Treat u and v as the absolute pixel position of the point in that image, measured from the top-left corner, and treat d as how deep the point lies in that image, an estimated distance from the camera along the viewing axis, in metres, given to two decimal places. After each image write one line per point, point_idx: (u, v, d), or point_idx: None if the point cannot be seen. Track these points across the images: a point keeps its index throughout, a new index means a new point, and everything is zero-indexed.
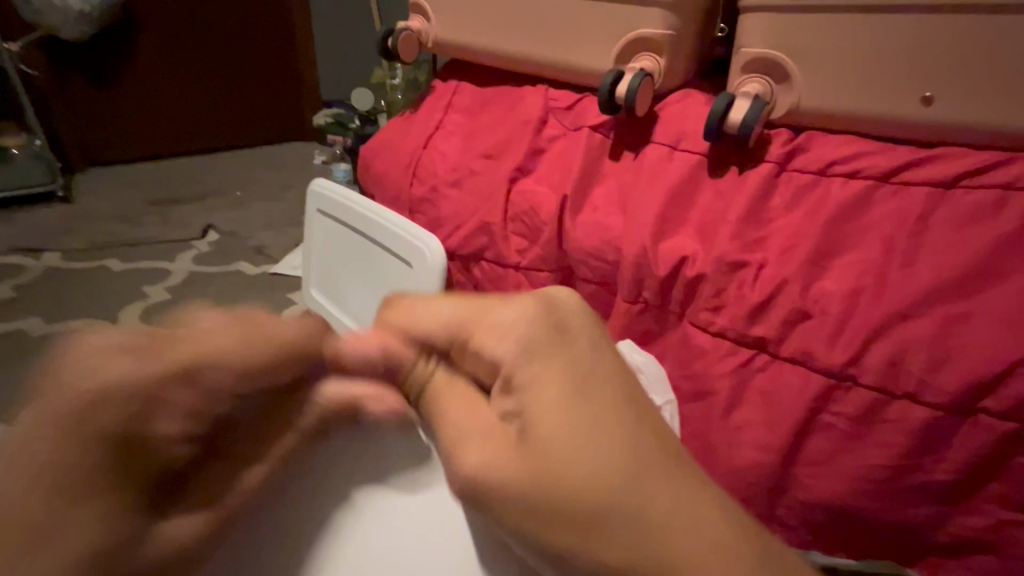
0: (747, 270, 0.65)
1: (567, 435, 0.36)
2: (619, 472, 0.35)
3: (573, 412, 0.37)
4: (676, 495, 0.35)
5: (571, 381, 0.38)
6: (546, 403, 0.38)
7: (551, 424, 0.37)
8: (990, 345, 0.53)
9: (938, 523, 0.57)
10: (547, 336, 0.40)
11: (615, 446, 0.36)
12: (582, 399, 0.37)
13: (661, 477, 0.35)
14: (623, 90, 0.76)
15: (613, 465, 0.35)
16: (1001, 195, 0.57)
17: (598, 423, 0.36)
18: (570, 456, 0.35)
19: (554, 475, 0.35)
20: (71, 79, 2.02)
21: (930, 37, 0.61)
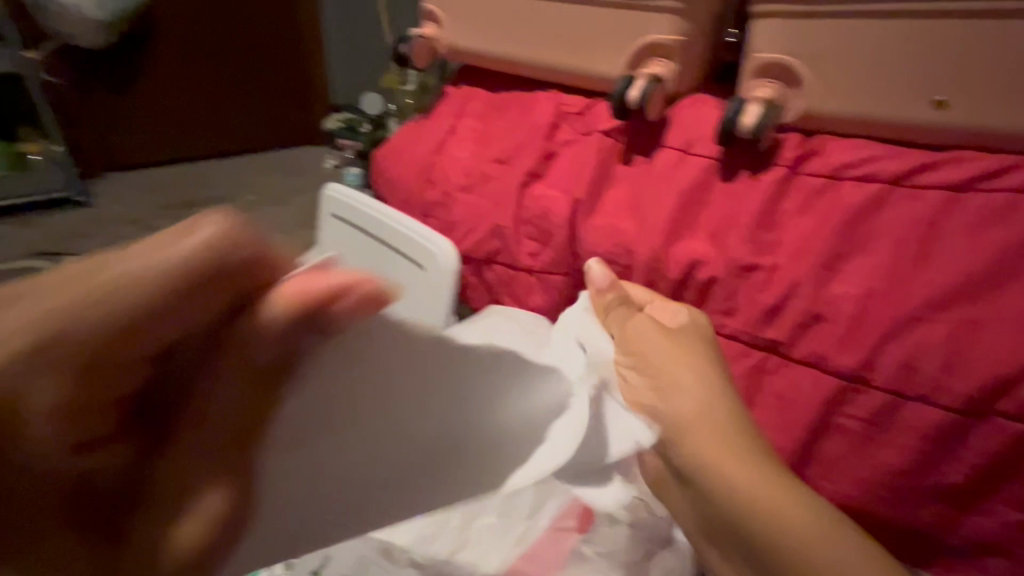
0: (759, 273, 0.66)
1: (694, 404, 0.50)
2: (724, 449, 0.49)
3: (698, 391, 0.51)
4: (766, 483, 0.48)
5: (688, 358, 0.53)
6: (646, 342, 0.54)
7: (658, 355, 0.53)
8: (1004, 348, 0.53)
9: (952, 526, 0.57)
10: (692, 328, 0.55)
11: (681, 383, 0.51)
12: (696, 383, 0.51)
13: (756, 464, 0.49)
14: (634, 95, 0.77)
15: (714, 437, 0.49)
16: (1014, 199, 0.58)
17: (714, 403, 0.51)
18: (697, 420, 0.50)
19: (688, 419, 0.50)
20: (89, 86, 2.07)
21: (942, 41, 0.62)
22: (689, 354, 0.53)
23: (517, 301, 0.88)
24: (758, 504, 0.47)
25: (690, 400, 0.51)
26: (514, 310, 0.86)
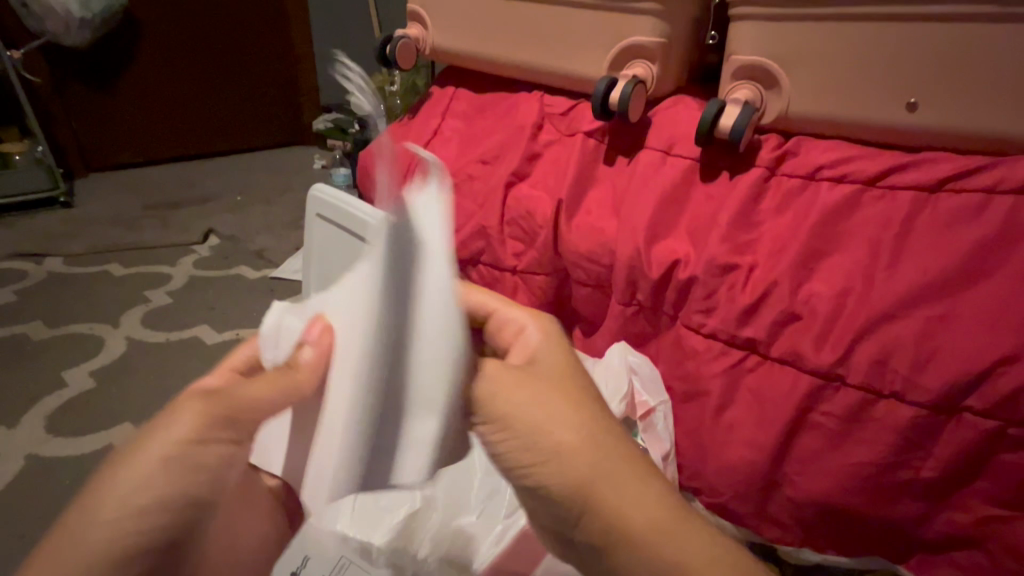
0: (738, 272, 0.67)
1: (564, 425, 0.48)
2: (607, 464, 0.46)
3: (570, 417, 0.48)
4: (648, 495, 0.46)
5: (567, 385, 0.50)
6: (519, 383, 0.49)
7: (530, 403, 0.48)
8: (973, 345, 0.54)
9: (924, 519, 0.58)
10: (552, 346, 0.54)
11: (566, 400, 0.49)
12: (575, 415, 0.48)
13: (634, 480, 0.46)
14: (616, 96, 0.78)
15: (580, 457, 0.46)
16: (984, 198, 0.59)
17: (586, 424, 0.48)
18: (569, 441, 0.47)
19: (539, 436, 0.47)
20: (71, 87, 2.03)
21: (914, 44, 0.63)
22: (567, 385, 0.50)
23: None
24: (608, 492, 0.45)
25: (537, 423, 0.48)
26: None
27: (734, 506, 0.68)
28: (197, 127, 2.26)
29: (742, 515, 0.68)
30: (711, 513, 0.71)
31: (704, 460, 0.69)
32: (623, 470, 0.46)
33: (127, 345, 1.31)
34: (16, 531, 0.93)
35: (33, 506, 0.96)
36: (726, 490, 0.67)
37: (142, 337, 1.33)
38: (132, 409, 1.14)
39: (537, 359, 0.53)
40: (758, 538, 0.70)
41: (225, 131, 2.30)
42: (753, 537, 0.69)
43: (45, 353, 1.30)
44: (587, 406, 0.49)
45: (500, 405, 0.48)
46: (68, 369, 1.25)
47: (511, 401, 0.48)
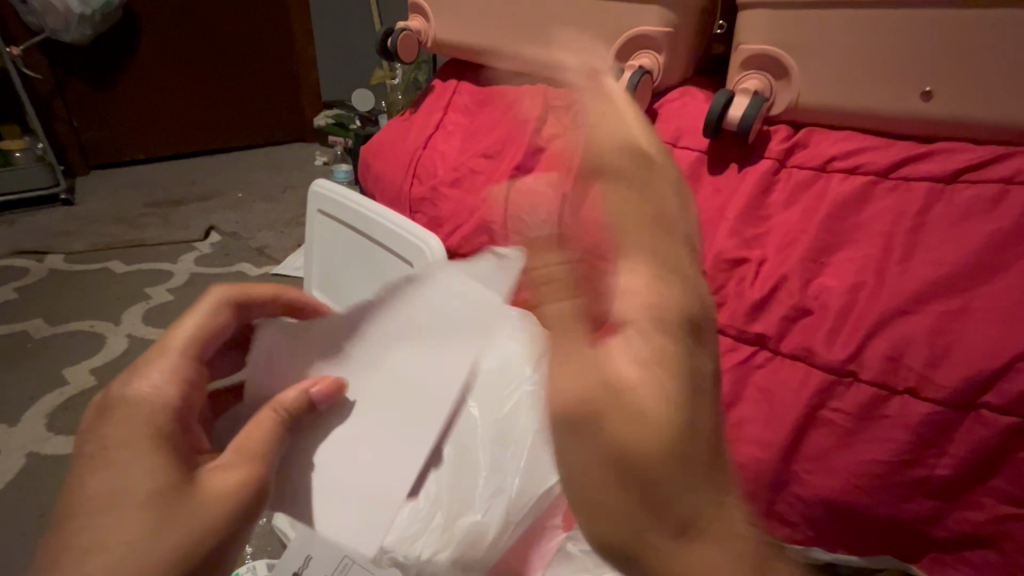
0: (746, 266, 0.65)
1: (653, 446, 0.33)
2: (684, 492, 0.33)
3: (653, 436, 0.33)
4: (718, 530, 0.34)
5: (668, 401, 0.33)
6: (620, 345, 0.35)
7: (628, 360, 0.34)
8: (989, 340, 0.52)
9: (938, 519, 0.57)
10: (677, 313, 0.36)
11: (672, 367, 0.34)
12: (662, 438, 0.33)
13: (707, 515, 0.33)
14: (622, 88, 0.76)
15: (659, 486, 0.33)
16: (1001, 190, 0.57)
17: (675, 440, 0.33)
18: (648, 460, 0.33)
19: (607, 452, 0.33)
20: (71, 83, 2.02)
21: (929, 31, 0.61)
22: (672, 390, 0.34)
23: None
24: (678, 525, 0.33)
25: (607, 438, 0.33)
26: None
27: None
28: (198, 123, 2.25)
29: None
30: None
31: None
32: (702, 501, 0.34)
33: (128, 343, 1.30)
34: (18, 530, 0.92)
35: (35, 504, 0.96)
36: None
37: (143, 334, 1.32)
38: None
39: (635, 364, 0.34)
40: None
41: (226, 127, 2.29)
42: None
43: (46, 349, 1.29)
44: (683, 425, 0.34)
45: (582, 417, 0.34)
46: (69, 366, 1.24)
47: (582, 408, 0.34)
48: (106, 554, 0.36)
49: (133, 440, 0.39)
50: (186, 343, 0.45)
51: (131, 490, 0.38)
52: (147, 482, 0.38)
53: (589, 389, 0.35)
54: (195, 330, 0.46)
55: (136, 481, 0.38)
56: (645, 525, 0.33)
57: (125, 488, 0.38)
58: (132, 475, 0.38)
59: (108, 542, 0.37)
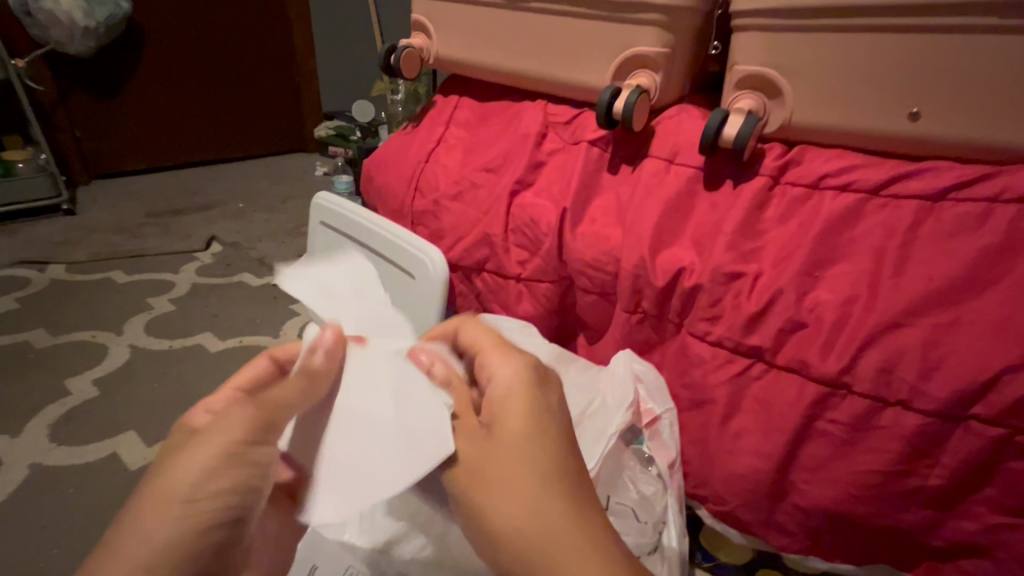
0: (743, 280, 0.67)
1: (524, 489, 0.42)
2: (559, 514, 0.41)
3: (532, 472, 0.43)
4: (597, 563, 0.40)
5: (524, 451, 0.44)
6: (506, 441, 0.44)
7: (507, 451, 0.44)
8: (979, 354, 0.54)
9: (932, 528, 0.58)
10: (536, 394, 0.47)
11: (529, 467, 0.43)
12: (531, 475, 0.43)
13: (573, 541, 0.40)
14: (621, 106, 0.78)
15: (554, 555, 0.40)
16: (988, 207, 0.59)
17: (536, 481, 0.42)
18: (523, 487, 0.42)
19: (487, 475, 0.44)
20: (73, 94, 2.03)
21: (914, 54, 0.63)
22: (543, 441, 0.45)
23: (505, 308, 0.89)
24: (548, 555, 0.40)
25: (493, 480, 0.43)
26: (504, 316, 0.87)
27: (741, 515, 0.68)
28: (198, 133, 2.27)
29: (747, 523, 0.68)
30: (718, 522, 0.72)
31: (710, 469, 0.69)
32: (569, 530, 0.41)
33: (130, 353, 1.31)
34: (22, 542, 0.93)
35: (37, 517, 0.96)
36: (733, 499, 0.67)
37: (146, 344, 1.33)
38: (135, 417, 1.14)
39: (500, 417, 0.46)
40: (765, 546, 0.70)
41: (226, 137, 2.32)
42: (760, 544, 0.69)
43: (48, 361, 1.29)
44: (553, 454, 0.44)
45: (471, 452, 0.45)
46: (71, 376, 1.25)
47: (475, 449, 0.45)
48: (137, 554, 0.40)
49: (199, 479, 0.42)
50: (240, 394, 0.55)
51: (171, 489, 0.41)
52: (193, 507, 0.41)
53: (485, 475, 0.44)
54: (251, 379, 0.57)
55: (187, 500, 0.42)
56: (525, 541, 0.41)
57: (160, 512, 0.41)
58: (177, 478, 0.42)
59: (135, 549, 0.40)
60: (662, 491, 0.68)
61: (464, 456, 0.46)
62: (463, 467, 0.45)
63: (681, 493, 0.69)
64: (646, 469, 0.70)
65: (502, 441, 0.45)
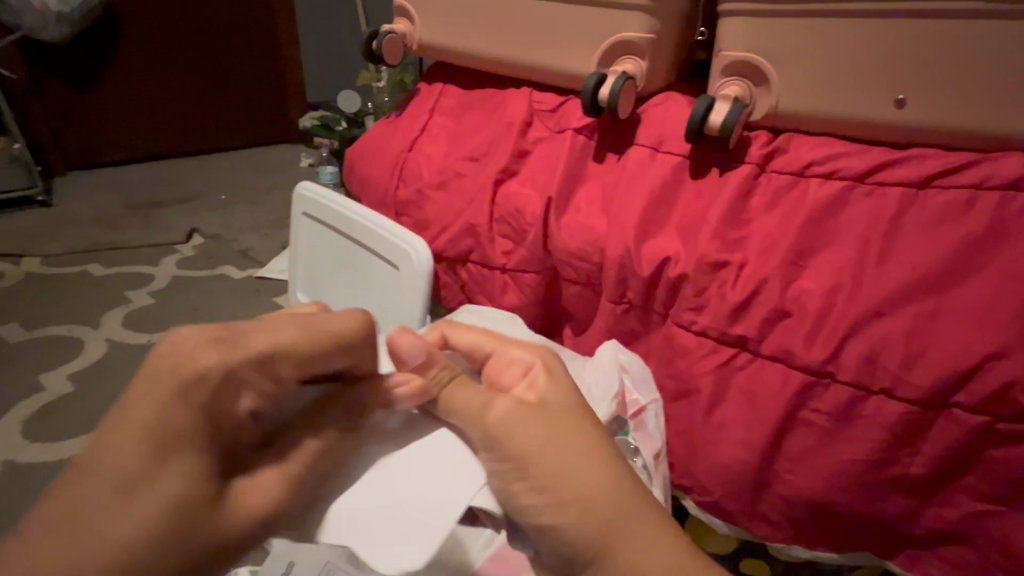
0: (729, 270, 0.66)
1: (585, 460, 0.47)
2: (619, 499, 0.45)
3: (584, 460, 0.46)
4: (640, 515, 0.46)
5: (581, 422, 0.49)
6: (552, 428, 0.48)
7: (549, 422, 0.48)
8: (961, 342, 0.54)
9: (914, 516, 0.58)
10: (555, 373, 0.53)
11: (576, 440, 0.47)
12: (597, 472, 0.46)
13: (639, 532, 0.45)
14: (606, 93, 0.77)
15: (605, 509, 0.45)
16: (972, 195, 0.59)
17: (591, 470, 0.46)
18: (587, 490, 0.45)
19: (551, 468, 0.46)
20: (49, 83, 1.98)
21: (900, 40, 0.63)
22: (576, 422, 0.49)
23: (490, 300, 0.88)
24: (622, 542, 0.44)
25: (553, 464, 0.46)
26: (489, 308, 0.85)
27: (725, 505, 0.67)
28: (179, 123, 2.21)
29: (732, 513, 0.68)
30: (702, 512, 0.71)
31: (695, 459, 0.68)
32: (630, 522, 0.45)
33: (108, 347, 1.28)
34: None
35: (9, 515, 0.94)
36: (717, 489, 0.67)
37: (124, 338, 1.30)
38: None
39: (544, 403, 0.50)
40: (750, 536, 0.70)
41: (208, 127, 2.27)
42: (744, 535, 0.69)
43: (21, 356, 1.26)
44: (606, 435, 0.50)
45: (518, 446, 0.47)
46: (46, 371, 1.22)
47: (520, 438, 0.47)
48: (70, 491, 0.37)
49: (141, 427, 0.38)
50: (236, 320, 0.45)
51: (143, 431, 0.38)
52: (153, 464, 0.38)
53: (531, 464, 0.46)
54: (282, 342, 0.44)
55: (123, 455, 0.38)
56: (599, 537, 0.44)
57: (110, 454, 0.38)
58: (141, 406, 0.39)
59: (85, 493, 0.37)
60: (648, 482, 0.65)
61: (505, 471, 0.47)
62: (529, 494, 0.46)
63: (664, 485, 0.67)
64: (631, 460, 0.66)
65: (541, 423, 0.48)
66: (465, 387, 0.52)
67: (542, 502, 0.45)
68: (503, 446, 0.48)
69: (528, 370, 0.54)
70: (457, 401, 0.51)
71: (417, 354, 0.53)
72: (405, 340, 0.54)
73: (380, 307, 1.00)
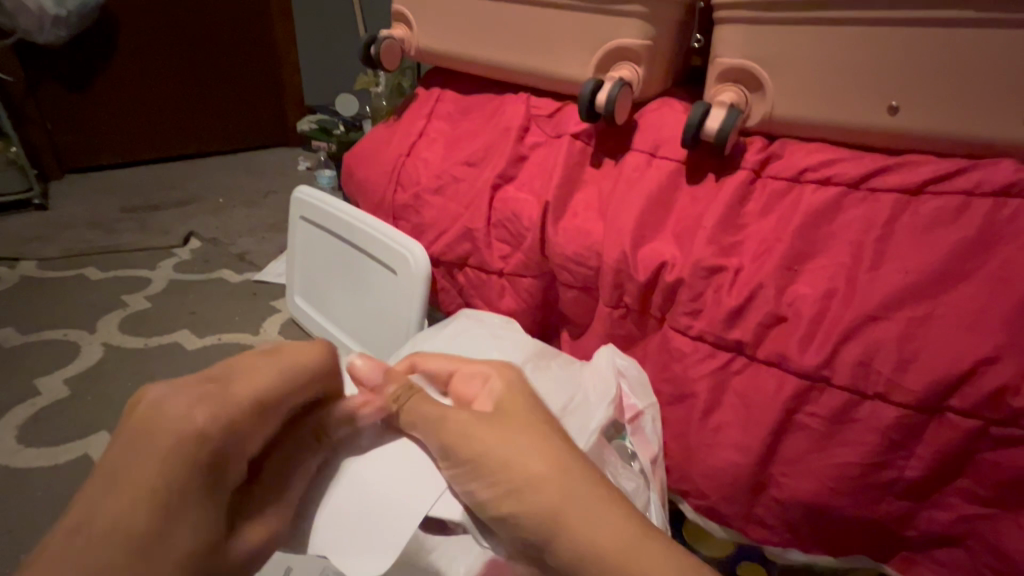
0: (724, 274, 0.67)
1: (527, 450, 0.47)
2: (562, 482, 0.45)
3: (527, 452, 0.47)
4: (588, 494, 0.44)
5: (530, 416, 0.50)
6: (496, 428, 0.49)
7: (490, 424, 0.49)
8: (953, 346, 0.54)
9: (908, 519, 0.59)
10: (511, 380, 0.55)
11: (517, 435, 0.48)
12: (538, 462, 0.46)
13: (582, 510, 0.44)
14: (602, 99, 0.77)
15: (546, 493, 0.44)
16: (964, 200, 0.60)
17: (533, 458, 0.46)
18: (529, 477, 0.45)
19: (494, 463, 0.47)
20: (45, 86, 1.97)
21: (893, 47, 0.63)
22: (521, 420, 0.50)
23: (487, 304, 0.88)
24: (567, 522, 0.43)
25: (494, 456, 0.47)
26: (486, 312, 0.86)
27: (722, 509, 0.68)
28: (176, 126, 2.21)
29: (729, 517, 0.68)
30: (699, 516, 0.72)
31: (691, 463, 0.69)
32: (575, 502, 0.44)
33: (104, 351, 1.27)
34: None
35: (4, 521, 0.93)
36: (713, 493, 0.67)
37: (120, 343, 1.29)
38: (109, 418, 1.11)
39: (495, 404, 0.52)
40: (746, 540, 0.70)
41: (205, 130, 2.27)
42: (740, 538, 0.69)
43: (17, 360, 1.25)
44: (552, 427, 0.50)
45: (467, 446, 0.49)
46: (42, 375, 1.21)
47: (467, 440, 0.49)
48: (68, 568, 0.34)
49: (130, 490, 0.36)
50: (210, 370, 0.44)
51: (132, 479, 0.37)
52: (128, 518, 0.36)
53: (476, 460, 0.48)
54: (263, 389, 0.44)
55: (106, 506, 0.36)
56: (547, 518, 0.44)
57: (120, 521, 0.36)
58: (136, 473, 0.37)
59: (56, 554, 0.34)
60: (645, 486, 0.65)
61: (455, 464, 0.49)
62: (478, 488, 0.48)
63: (661, 489, 0.68)
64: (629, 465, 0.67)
65: (484, 424, 0.49)
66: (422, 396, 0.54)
67: (491, 494, 0.47)
68: (455, 453, 0.49)
69: (486, 381, 0.57)
70: (415, 410, 0.53)
71: (376, 376, 0.57)
72: (366, 367, 0.59)
73: (377, 310, 1.00)
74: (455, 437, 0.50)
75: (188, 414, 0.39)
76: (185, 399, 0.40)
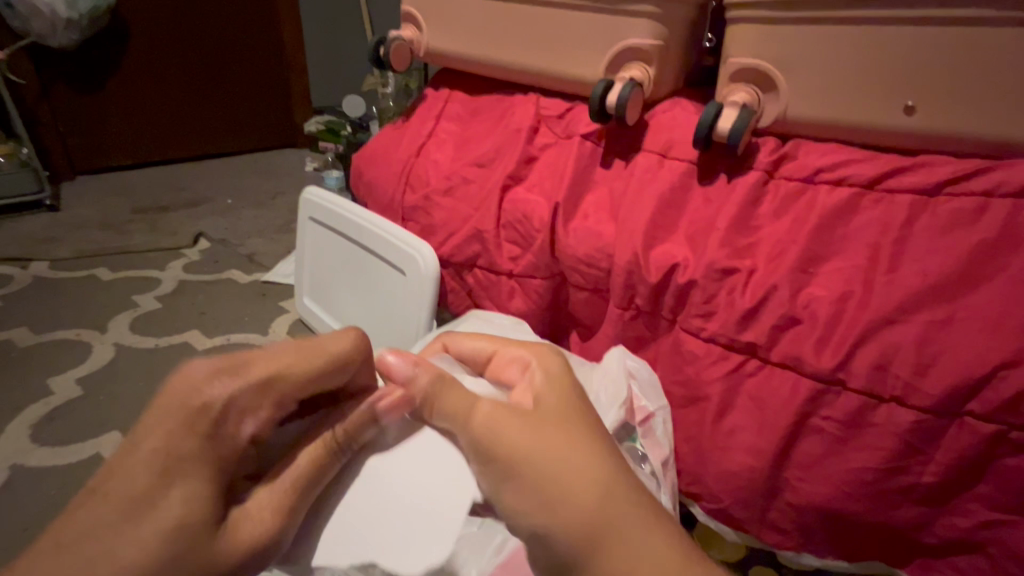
0: (737, 276, 0.66)
1: (576, 454, 0.44)
2: (610, 502, 0.42)
3: (575, 456, 0.44)
4: (631, 504, 0.42)
5: (574, 412, 0.48)
6: (544, 427, 0.46)
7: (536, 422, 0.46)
8: (972, 350, 0.54)
9: (926, 525, 0.58)
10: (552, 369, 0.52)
11: (564, 433, 0.45)
12: (584, 465, 0.44)
13: (632, 522, 0.41)
14: (613, 99, 0.77)
15: (593, 503, 0.42)
16: (983, 202, 0.59)
17: (583, 462, 0.44)
18: (577, 483, 0.42)
19: (538, 466, 0.43)
20: (56, 88, 1.98)
21: (910, 46, 0.62)
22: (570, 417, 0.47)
23: (497, 305, 0.88)
24: (613, 535, 0.41)
25: (540, 459, 0.44)
26: (496, 313, 0.85)
27: (735, 512, 0.67)
28: (185, 128, 2.23)
29: (742, 521, 0.67)
30: (711, 519, 0.71)
31: (703, 466, 0.68)
32: (622, 523, 0.41)
33: (115, 351, 1.28)
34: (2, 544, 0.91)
35: (17, 520, 0.94)
36: (726, 496, 0.67)
37: (131, 343, 1.30)
38: (121, 417, 1.12)
39: (538, 402, 0.49)
40: (759, 544, 0.69)
41: (215, 132, 2.28)
42: (753, 542, 0.69)
43: (30, 360, 1.26)
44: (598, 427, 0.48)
45: (507, 449, 0.45)
46: (54, 375, 1.22)
47: (510, 440, 0.45)
48: (83, 535, 0.38)
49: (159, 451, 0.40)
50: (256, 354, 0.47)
51: (164, 443, 0.41)
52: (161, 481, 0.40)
53: (519, 462, 0.44)
54: (287, 367, 0.47)
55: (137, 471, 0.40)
56: (592, 528, 0.41)
57: (137, 477, 0.40)
58: (164, 437, 0.41)
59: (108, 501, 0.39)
60: (656, 489, 0.65)
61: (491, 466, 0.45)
62: (521, 493, 0.43)
63: (673, 491, 0.67)
64: (640, 467, 0.66)
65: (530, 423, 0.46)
66: (454, 388, 0.50)
67: (532, 503, 0.43)
68: (493, 454, 0.45)
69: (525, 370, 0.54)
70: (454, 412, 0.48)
71: (405, 367, 0.51)
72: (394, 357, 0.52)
73: (385, 310, 1.00)
74: (495, 437, 0.46)
75: (218, 392, 0.43)
76: (209, 366, 0.44)
